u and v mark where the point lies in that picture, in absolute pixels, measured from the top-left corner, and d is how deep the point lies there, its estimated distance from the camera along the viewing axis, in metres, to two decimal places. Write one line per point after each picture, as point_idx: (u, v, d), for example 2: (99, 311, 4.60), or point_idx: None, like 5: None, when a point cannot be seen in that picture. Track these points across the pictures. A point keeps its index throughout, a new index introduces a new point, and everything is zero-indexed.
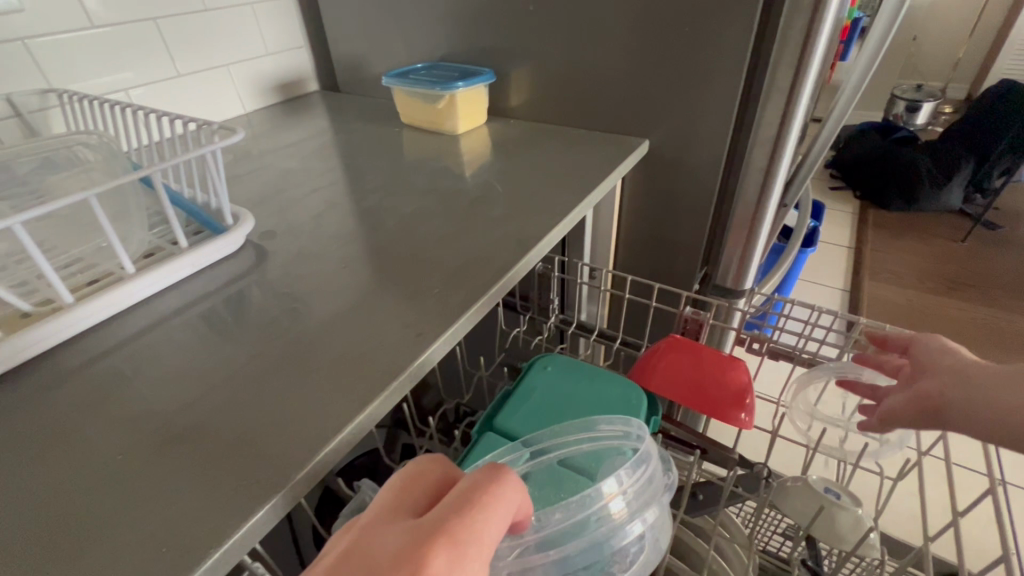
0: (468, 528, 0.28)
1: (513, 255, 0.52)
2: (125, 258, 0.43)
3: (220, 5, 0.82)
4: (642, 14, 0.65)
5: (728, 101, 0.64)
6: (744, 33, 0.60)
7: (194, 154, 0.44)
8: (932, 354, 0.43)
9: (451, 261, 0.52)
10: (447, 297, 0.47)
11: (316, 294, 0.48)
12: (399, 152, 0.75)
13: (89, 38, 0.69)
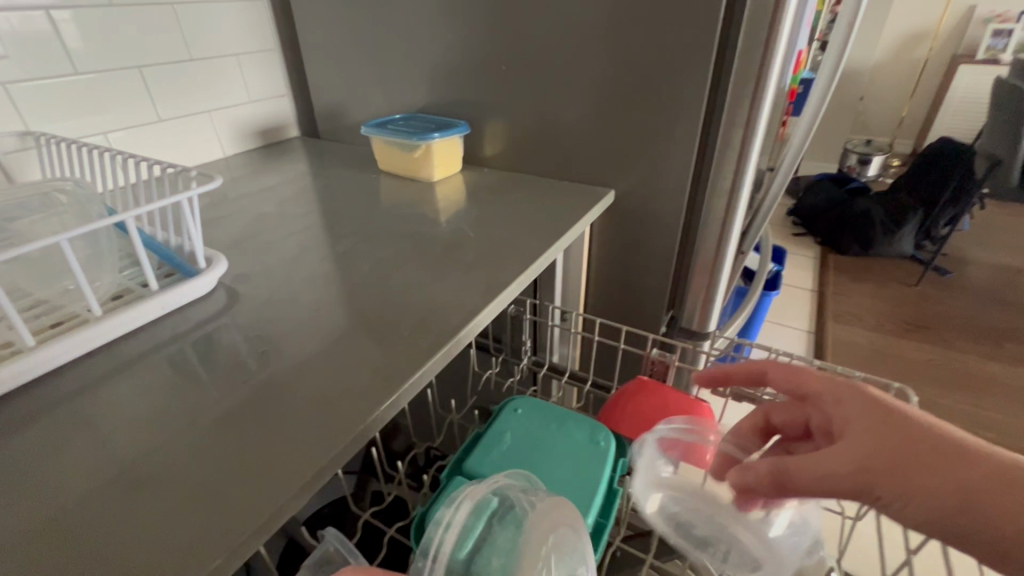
0: None
1: (484, 298, 0.54)
2: (93, 300, 0.42)
3: (205, 55, 0.85)
4: (606, 76, 0.71)
5: (687, 156, 0.69)
6: (698, 96, 0.65)
7: (171, 201, 0.45)
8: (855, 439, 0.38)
9: (423, 305, 0.53)
10: (417, 340, 0.48)
11: (286, 337, 0.49)
12: (376, 198, 0.77)
13: (71, 84, 0.71)
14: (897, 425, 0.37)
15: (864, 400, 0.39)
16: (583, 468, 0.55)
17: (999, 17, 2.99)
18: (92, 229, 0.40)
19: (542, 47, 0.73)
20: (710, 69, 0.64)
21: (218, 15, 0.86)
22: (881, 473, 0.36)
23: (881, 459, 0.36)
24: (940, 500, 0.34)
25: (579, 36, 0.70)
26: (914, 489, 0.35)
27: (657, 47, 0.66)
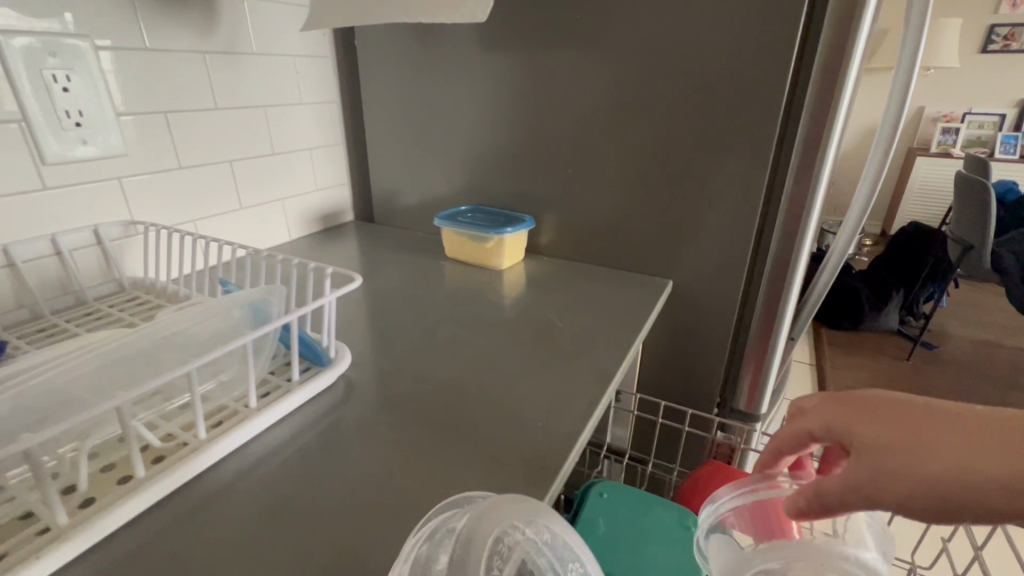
0: None
1: (586, 383, 0.57)
2: (253, 394, 0.45)
3: (286, 149, 0.92)
4: (665, 179, 0.79)
5: (743, 248, 0.76)
6: (754, 197, 0.74)
7: (323, 301, 0.48)
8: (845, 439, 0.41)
9: (531, 390, 0.56)
10: (537, 424, 0.51)
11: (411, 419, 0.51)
12: (448, 284, 0.82)
13: (175, 177, 0.76)
14: (877, 417, 0.39)
15: (841, 409, 0.42)
16: (679, 554, 0.57)
17: (946, 117, 3.37)
18: (265, 331, 0.43)
19: (605, 152, 0.83)
20: (765, 175, 0.72)
21: (300, 115, 0.94)
22: (868, 478, 0.37)
23: (864, 475, 0.37)
24: (927, 474, 0.35)
25: (640, 145, 0.80)
26: (901, 469, 0.36)
27: (715, 158, 0.75)
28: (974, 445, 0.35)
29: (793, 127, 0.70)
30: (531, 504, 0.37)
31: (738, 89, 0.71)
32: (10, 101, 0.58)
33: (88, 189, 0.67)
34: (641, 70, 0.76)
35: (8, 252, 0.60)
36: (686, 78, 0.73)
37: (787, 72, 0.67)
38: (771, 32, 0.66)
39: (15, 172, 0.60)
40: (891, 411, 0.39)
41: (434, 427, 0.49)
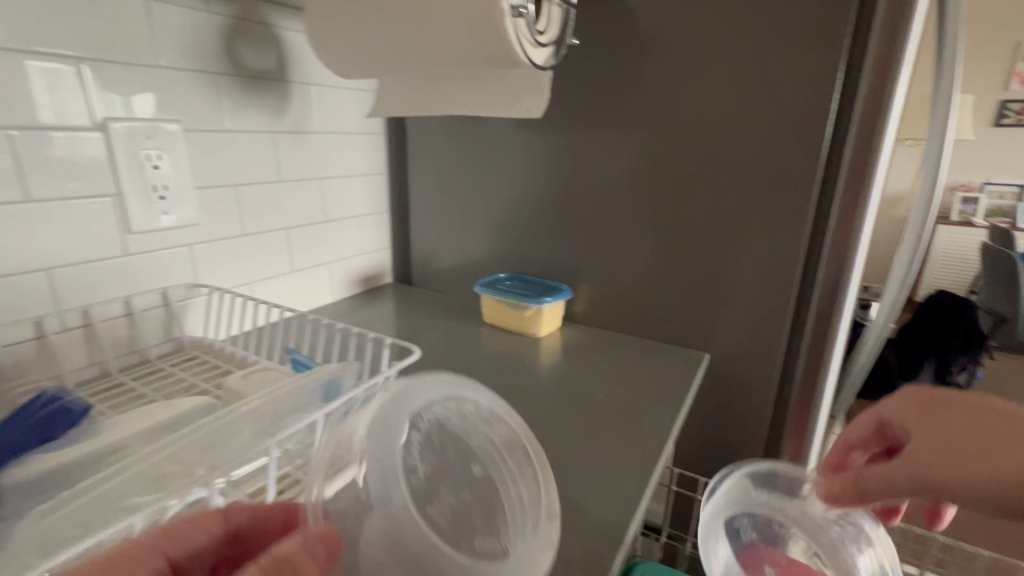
0: None
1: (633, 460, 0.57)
2: None
3: (337, 218, 0.99)
4: (700, 255, 0.82)
5: (782, 323, 0.77)
6: (790, 274, 0.76)
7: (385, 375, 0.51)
8: (915, 425, 0.50)
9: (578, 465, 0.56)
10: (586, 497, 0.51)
11: None
12: (486, 351, 0.84)
13: (238, 244, 0.82)
14: (953, 414, 0.48)
15: (925, 404, 0.50)
16: None
17: (964, 188, 3.41)
18: (333, 407, 0.45)
19: (640, 227, 0.87)
20: (801, 255, 0.75)
21: (352, 185, 1.01)
22: (928, 460, 0.46)
23: (925, 458, 0.46)
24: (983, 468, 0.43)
25: (674, 221, 0.83)
26: (961, 456, 0.44)
27: (750, 236, 0.78)
28: None
29: (827, 209, 0.74)
30: (451, 381, 0.45)
31: (768, 172, 0.75)
32: (108, 178, 0.64)
33: (163, 256, 0.72)
34: (673, 153, 0.81)
35: (87, 314, 0.65)
36: (717, 161, 0.78)
37: (817, 160, 0.71)
38: (798, 123, 0.71)
39: (104, 241, 0.65)
40: (966, 412, 0.47)
41: None
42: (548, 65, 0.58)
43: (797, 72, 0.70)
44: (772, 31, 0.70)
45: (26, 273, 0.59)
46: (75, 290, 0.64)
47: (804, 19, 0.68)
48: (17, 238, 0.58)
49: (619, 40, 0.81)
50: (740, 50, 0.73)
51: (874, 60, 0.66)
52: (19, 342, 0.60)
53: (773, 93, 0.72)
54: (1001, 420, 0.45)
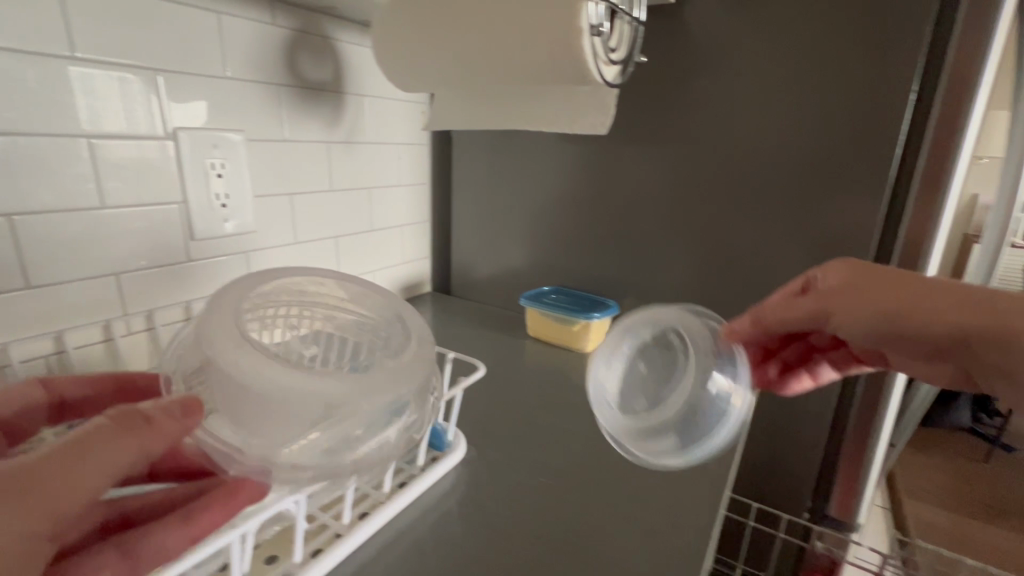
0: (86, 457, 0.29)
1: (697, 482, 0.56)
2: (388, 481, 0.46)
3: (383, 227, 0.99)
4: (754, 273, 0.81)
5: None
6: None
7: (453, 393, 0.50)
8: (833, 293, 0.50)
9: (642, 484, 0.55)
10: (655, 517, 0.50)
11: (526, 506, 0.50)
12: (532, 364, 0.84)
13: (291, 251, 0.83)
14: (900, 292, 0.47)
15: (863, 276, 0.49)
16: None
17: None
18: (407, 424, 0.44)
19: (691, 243, 0.85)
20: None
21: (398, 195, 1.01)
22: (830, 312, 0.51)
23: (849, 311, 0.49)
24: (921, 323, 0.47)
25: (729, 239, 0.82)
26: (884, 319, 0.48)
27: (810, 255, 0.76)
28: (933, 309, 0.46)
29: (895, 227, 0.72)
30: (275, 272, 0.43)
31: (833, 193, 0.73)
32: (175, 185, 0.66)
33: (222, 262, 0.73)
34: (730, 171, 0.80)
35: (151, 317, 0.66)
36: (777, 179, 0.77)
37: (885, 180, 0.69)
38: (868, 142, 0.70)
39: (170, 247, 0.67)
40: (911, 291, 0.47)
41: (553, 517, 0.49)
42: (617, 83, 0.58)
43: (868, 91, 0.68)
44: (839, 48, 0.69)
45: (98, 278, 0.61)
46: (141, 295, 0.65)
47: (878, 37, 0.66)
48: (92, 244, 0.60)
49: (676, 55, 0.80)
50: (806, 66, 0.72)
51: (949, 81, 0.65)
52: (90, 344, 0.61)
53: (841, 112, 0.70)
54: (922, 296, 0.47)
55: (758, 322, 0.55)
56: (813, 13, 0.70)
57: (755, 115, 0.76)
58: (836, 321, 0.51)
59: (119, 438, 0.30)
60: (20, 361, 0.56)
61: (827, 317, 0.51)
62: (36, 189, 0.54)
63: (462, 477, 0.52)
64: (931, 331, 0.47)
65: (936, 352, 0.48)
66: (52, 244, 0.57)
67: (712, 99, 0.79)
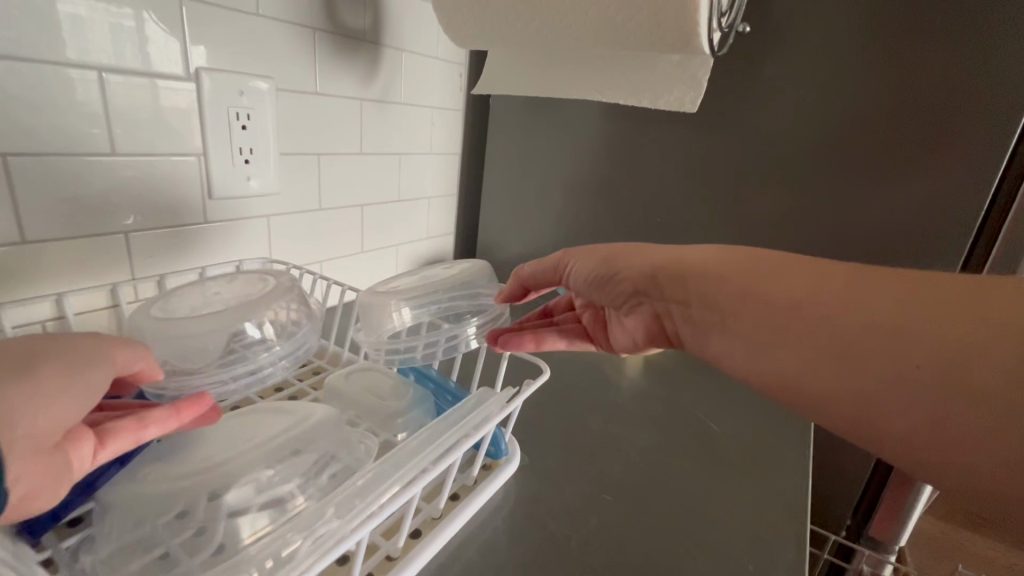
0: (114, 345, 0.34)
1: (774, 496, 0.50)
2: (444, 496, 0.40)
3: (411, 197, 0.92)
4: None
5: None
6: None
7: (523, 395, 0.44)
8: (601, 257, 0.46)
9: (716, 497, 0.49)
10: (737, 541, 0.43)
11: (593, 516, 0.45)
12: (571, 356, 0.78)
13: (314, 216, 0.75)
14: (719, 267, 0.38)
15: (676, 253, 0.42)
16: None
17: None
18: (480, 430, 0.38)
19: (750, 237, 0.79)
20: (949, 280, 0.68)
21: (428, 164, 0.93)
22: (608, 268, 0.45)
23: (635, 275, 0.44)
24: (636, 269, 0.43)
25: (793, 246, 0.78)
26: (644, 272, 0.43)
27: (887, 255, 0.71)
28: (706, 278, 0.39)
29: (990, 224, 0.68)
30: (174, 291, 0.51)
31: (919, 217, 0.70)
32: (194, 136, 0.58)
33: (242, 226, 0.66)
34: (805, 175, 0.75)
35: (161, 284, 0.59)
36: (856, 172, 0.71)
37: (981, 208, 0.66)
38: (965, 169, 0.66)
39: (186, 206, 0.59)
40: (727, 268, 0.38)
41: (624, 531, 0.43)
42: (717, 54, 0.51)
43: (963, 107, 0.64)
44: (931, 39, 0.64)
45: (103, 236, 0.53)
46: (152, 258, 0.58)
47: (983, 53, 0.62)
48: (103, 198, 0.52)
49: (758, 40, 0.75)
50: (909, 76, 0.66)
51: None
52: (90, 310, 0.54)
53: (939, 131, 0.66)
54: (720, 275, 0.38)
55: (517, 281, 0.51)
56: (925, 18, 0.64)
57: (843, 122, 0.71)
58: (572, 274, 0.49)
59: (133, 344, 0.36)
60: (15, 326, 0.49)
61: (557, 266, 0.50)
62: (43, 130, 0.47)
63: (518, 489, 0.46)
64: (629, 271, 0.44)
65: (638, 292, 0.45)
66: (57, 195, 0.49)
67: (795, 91, 0.73)
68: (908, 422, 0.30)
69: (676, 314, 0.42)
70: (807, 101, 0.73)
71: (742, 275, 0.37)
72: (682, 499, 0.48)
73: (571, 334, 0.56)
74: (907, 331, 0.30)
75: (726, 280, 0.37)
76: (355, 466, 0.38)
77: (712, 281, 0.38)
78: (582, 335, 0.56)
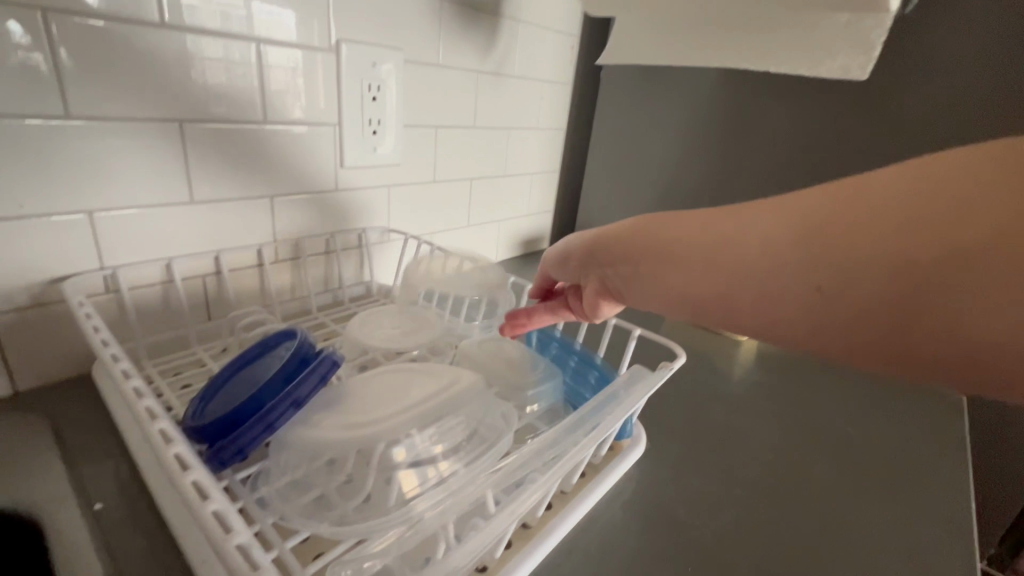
0: None
1: (930, 514, 0.45)
2: (576, 474, 0.39)
3: (516, 173, 0.91)
4: None
5: None
6: None
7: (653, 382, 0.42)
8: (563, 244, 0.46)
9: (863, 507, 0.45)
10: (890, 555, 0.40)
11: (725, 510, 0.43)
12: (680, 343, 0.75)
13: (428, 189, 0.76)
14: (635, 230, 0.38)
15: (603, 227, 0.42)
16: None
17: None
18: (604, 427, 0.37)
19: None
20: None
21: (535, 139, 0.92)
22: (565, 249, 0.46)
23: (577, 249, 0.44)
24: (579, 243, 0.44)
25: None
26: (586, 242, 0.43)
27: None
28: (631, 240, 0.39)
29: None
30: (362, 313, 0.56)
31: None
32: (333, 107, 0.60)
33: (368, 195, 0.68)
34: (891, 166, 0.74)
35: (297, 246, 0.63)
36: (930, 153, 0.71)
37: None
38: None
39: (322, 173, 0.62)
40: (643, 228, 0.38)
41: (761, 530, 0.41)
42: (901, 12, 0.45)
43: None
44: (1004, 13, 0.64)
45: (253, 198, 0.57)
46: (291, 222, 0.62)
47: None
48: (256, 161, 0.56)
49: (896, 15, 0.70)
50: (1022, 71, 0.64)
51: None
52: (242, 268, 0.59)
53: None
54: (643, 240, 0.38)
55: (537, 277, 0.52)
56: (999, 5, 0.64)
57: (937, 109, 0.69)
58: (549, 266, 0.49)
59: None
60: (183, 277, 0.54)
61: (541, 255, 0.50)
62: (212, 95, 0.51)
63: (644, 474, 0.45)
64: (577, 246, 0.44)
65: (589, 266, 0.44)
66: (219, 157, 0.53)
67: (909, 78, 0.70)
68: (835, 325, 0.30)
69: (613, 279, 0.42)
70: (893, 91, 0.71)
71: (661, 228, 0.37)
72: (823, 506, 0.44)
73: (558, 306, 0.49)
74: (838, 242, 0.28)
75: (648, 239, 0.37)
76: (496, 436, 0.38)
77: (625, 240, 0.39)
78: (568, 306, 0.50)
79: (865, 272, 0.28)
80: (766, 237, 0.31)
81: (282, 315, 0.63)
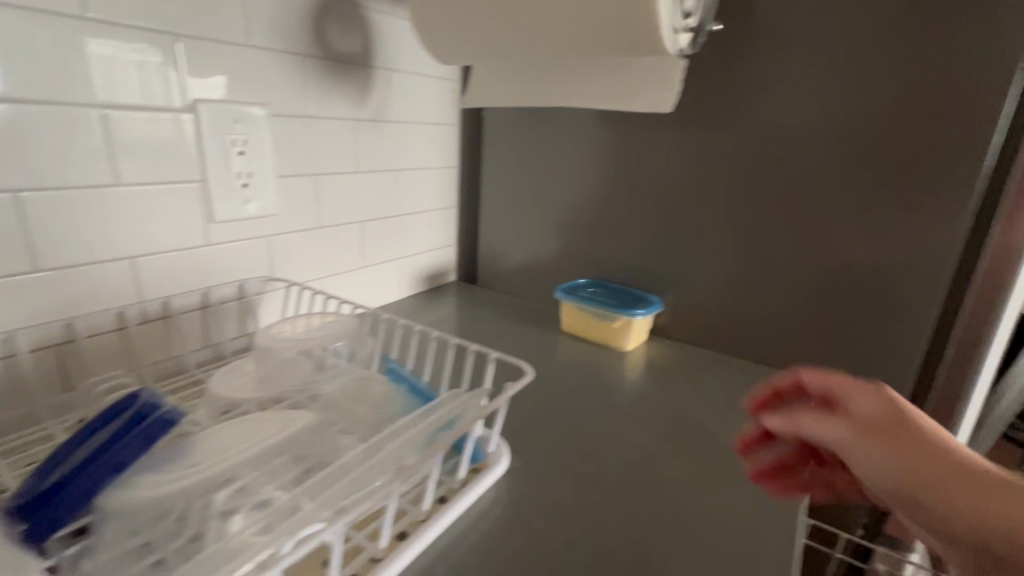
0: None
1: (769, 494, 0.50)
2: (427, 496, 0.41)
3: (409, 211, 0.94)
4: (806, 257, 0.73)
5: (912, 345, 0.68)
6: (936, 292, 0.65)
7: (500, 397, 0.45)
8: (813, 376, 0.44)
9: (710, 496, 0.49)
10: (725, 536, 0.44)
11: (580, 516, 0.45)
12: (570, 359, 0.78)
13: (313, 235, 0.77)
14: (844, 423, 0.38)
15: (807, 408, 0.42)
16: None
17: None
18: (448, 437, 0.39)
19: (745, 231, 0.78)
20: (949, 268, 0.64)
21: (425, 178, 0.95)
22: (822, 387, 0.43)
23: (775, 420, 0.43)
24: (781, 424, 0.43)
25: (758, 250, 0.78)
26: (791, 424, 0.42)
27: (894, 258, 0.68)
28: (813, 421, 0.40)
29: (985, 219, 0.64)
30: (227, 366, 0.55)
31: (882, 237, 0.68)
32: (193, 163, 0.61)
33: (244, 246, 0.68)
34: (824, 193, 0.71)
35: (167, 305, 0.62)
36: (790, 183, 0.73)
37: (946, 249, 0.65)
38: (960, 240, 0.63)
39: (189, 229, 0.62)
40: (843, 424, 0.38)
41: (611, 530, 0.44)
42: (687, 54, 0.52)
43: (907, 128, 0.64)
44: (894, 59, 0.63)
45: (108, 261, 0.56)
46: (157, 281, 0.61)
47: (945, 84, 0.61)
48: (107, 224, 0.55)
49: (910, 21, 0.62)
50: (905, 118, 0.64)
51: None
52: (101, 333, 0.57)
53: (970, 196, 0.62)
54: (837, 435, 0.38)
55: (788, 377, 0.47)
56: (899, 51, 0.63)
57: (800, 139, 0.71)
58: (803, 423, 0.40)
59: None
60: (29, 350, 0.52)
61: (830, 390, 0.42)
62: (50, 163, 0.50)
63: (507, 490, 0.47)
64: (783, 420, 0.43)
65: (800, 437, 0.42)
66: (63, 224, 0.52)
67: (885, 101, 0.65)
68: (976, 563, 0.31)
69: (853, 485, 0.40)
70: (866, 109, 0.66)
71: (866, 440, 0.36)
72: (673, 500, 0.48)
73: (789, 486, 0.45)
74: (959, 509, 0.31)
75: (835, 434, 0.38)
76: None
77: (837, 434, 0.38)
78: (801, 485, 0.45)
79: (978, 541, 0.31)
80: (909, 468, 0.34)
81: (152, 377, 0.61)
